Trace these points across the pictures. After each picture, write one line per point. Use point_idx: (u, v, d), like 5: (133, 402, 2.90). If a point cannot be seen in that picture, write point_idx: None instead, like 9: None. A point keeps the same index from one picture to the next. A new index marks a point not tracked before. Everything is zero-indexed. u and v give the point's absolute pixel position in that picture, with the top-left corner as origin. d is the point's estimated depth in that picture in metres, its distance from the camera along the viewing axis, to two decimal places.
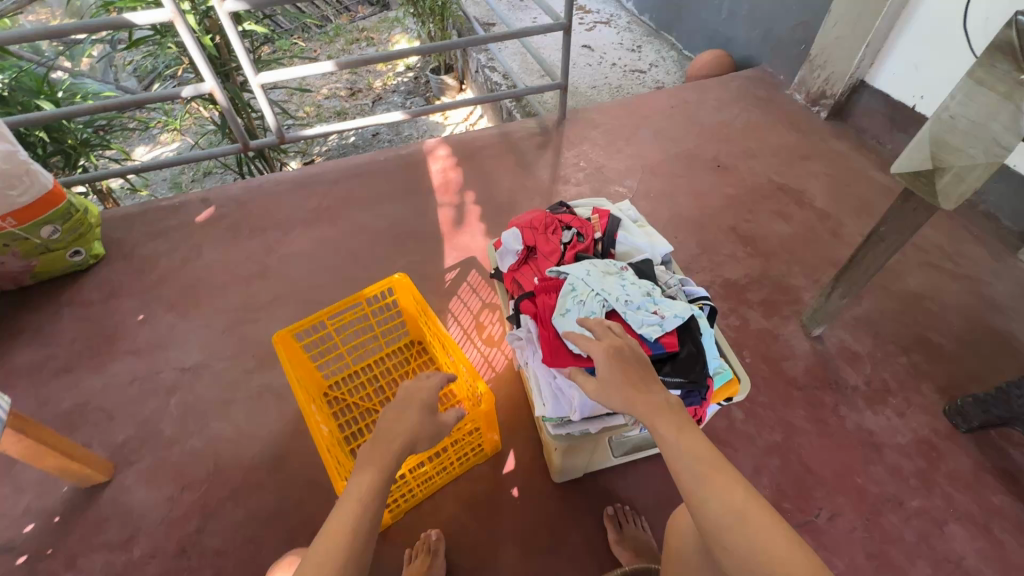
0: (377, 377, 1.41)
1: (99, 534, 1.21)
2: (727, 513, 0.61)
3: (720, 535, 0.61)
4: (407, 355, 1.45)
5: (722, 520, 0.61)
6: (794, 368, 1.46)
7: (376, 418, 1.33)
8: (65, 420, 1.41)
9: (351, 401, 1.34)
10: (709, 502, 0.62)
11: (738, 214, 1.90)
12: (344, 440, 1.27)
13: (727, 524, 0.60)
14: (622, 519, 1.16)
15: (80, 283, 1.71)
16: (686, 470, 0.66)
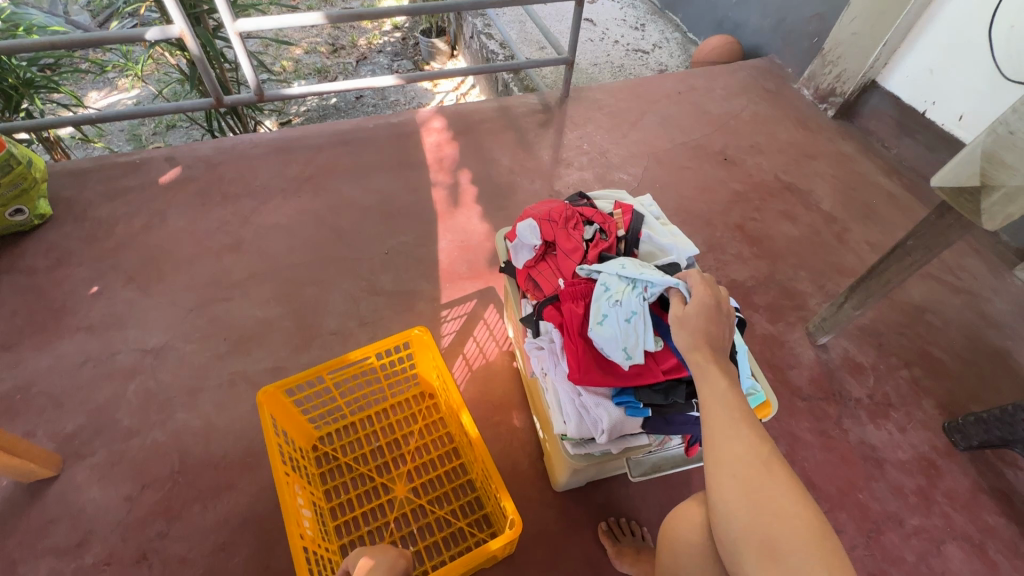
0: (376, 434, 1.21)
1: (44, 537, 1.07)
2: (749, 469, 0.61)
3: (734, 483, 0.61)
4: (415, 410, 1.24)
5: (736, 470, 0.61)
6: (799, 378, 1.42)
7: (370, 488, 1.14)
8: (4, 404, 1.24)
9: (344, 463, 1.15)
10: (733, 451, 0.62)
11: (745, 211, 1.84)
12: (329, 514, 1.08)
13: (743, 476, 0.61)
14: (618, 532, 1.11)
15: (22, 246, 1.51)
16: (725, 422, 0.65)
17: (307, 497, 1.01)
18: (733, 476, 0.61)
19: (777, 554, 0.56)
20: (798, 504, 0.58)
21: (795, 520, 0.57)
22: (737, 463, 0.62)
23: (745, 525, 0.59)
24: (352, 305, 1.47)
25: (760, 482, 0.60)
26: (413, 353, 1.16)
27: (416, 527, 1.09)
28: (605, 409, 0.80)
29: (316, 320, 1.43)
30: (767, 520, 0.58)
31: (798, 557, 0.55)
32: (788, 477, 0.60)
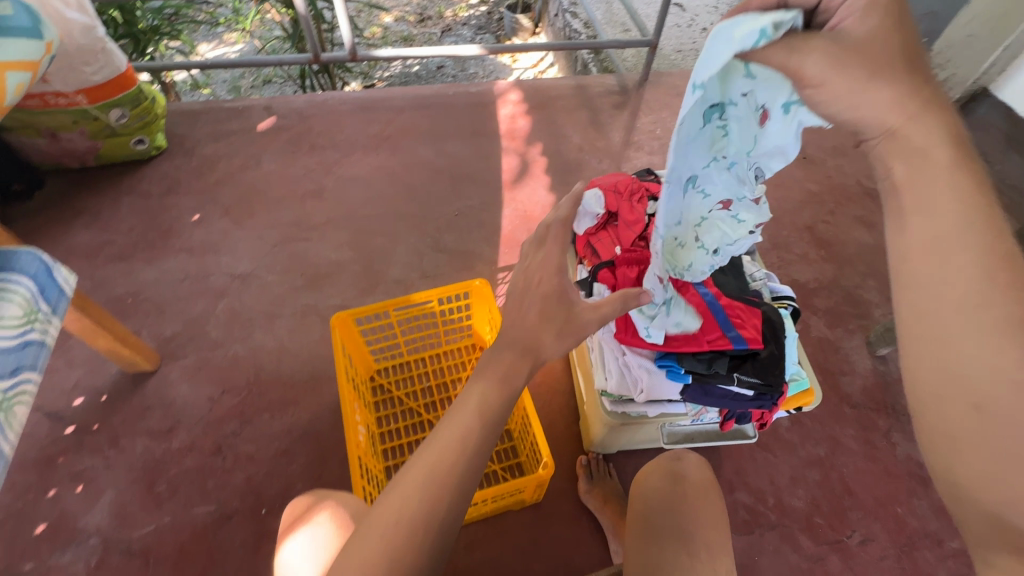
0: (428, 375, 1.32)
1: (141, 420, 1.24)
2: (1012, 306, 0.46)
3: (976, 329, 0.47)
4: (465, 359, 1.33)
5: (981, 313, 0.47)
6: (851, 386, 1.38)
7: (417, 422, 1.25)
8: (118, 306, 1.43)
9: (396, 395, 1.27)
10: (977, 290, 0.47)
11: (818, 212, 1.77)
12: (378, 438, 1.20)
13: (993, 325, 0.46)
14: (594, 469, 1.17)
15: (141, 173, 1.71)
16: (965, 248, 0.49)
17: (362, 416, 1.14)
18: (971, 322, 0.47)
19: (983, 417, 0.47)
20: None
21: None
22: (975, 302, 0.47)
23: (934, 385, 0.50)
24: (416, 258, 1.57)
25: (1008, 331, 0.46)
26: (470, 304, 1.25)
27: None
28: (647, 371, 0.85)
29: (382, 268, 1.54)
30: (972, 385, 0.47)
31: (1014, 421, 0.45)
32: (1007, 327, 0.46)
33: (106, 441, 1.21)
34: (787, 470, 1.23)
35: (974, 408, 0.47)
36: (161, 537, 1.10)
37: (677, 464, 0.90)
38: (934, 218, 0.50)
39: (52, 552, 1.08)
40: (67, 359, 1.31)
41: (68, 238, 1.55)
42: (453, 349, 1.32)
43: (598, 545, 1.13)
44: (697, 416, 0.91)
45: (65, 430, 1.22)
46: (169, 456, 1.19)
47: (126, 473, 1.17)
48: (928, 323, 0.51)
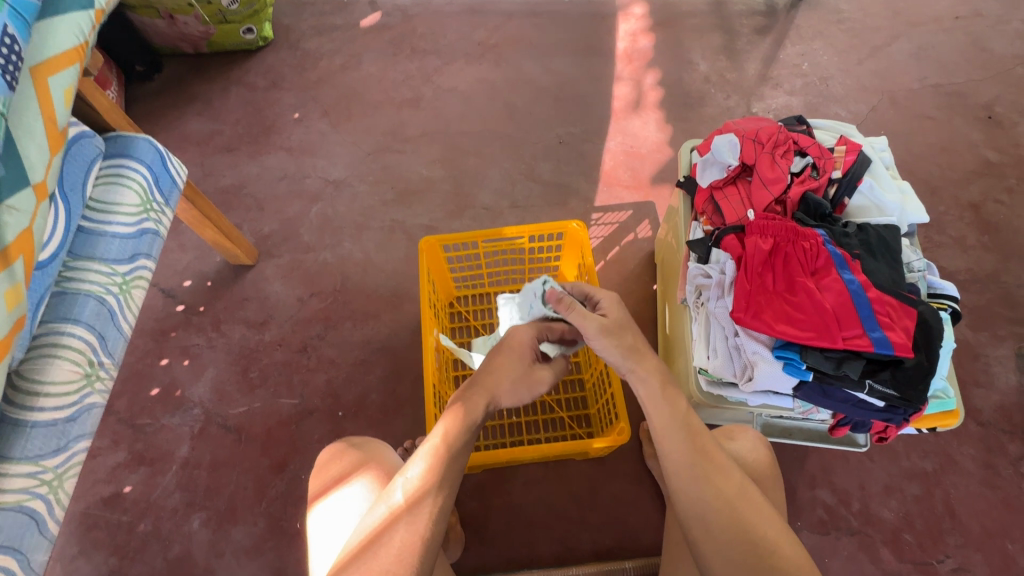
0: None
1: (239, 310, 1.33)
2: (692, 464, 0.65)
3: (713, 535, 0.62)
4: None
5: (711, 518, 0.62)
6: (984, 400, 1.19)
7: None
8: (223, 196, 1.49)
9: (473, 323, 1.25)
10: (705, 494, 0.63)
11: (991, 188, 1.46)
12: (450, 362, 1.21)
13: (725, 524, 0.61)
14: None
15: (248, 63, 1.70)
16: (683, 467, 0.65)
17: (440, 343, 1.14)
18: (709, 528, 0.62)
19: (715, 537, 0.61)
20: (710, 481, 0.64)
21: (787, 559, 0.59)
22: (709, 503, 0.63)
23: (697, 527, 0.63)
24: (508, 185, 1.48)
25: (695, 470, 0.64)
26: (562, 244, 1.18)
27: (522, 402, 1.17)
28: (761, 359, 0.73)
29: (471, 191, 1.48)
30: (705, 510, 0.63)
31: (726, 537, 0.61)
32: (693, 471, 0.64)
33: (210, 324, 1.31)
34: (882, 477, 1.12)
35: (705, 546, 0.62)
36: (253, 419, 1.21)
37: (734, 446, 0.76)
38: (664, 441, 0.67)
39: (164, 414, 1.22)
40: (179, 242, 1.40)
41: (182, 124, 1.60)
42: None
43: (658, 511, 1.10)
44: (805, 414, 0.80)
45: (177, 308, 1.33)
46: (261, 346, 1.28)
47: (226, 355, 1.27)
48: (673, 485, 0.66)
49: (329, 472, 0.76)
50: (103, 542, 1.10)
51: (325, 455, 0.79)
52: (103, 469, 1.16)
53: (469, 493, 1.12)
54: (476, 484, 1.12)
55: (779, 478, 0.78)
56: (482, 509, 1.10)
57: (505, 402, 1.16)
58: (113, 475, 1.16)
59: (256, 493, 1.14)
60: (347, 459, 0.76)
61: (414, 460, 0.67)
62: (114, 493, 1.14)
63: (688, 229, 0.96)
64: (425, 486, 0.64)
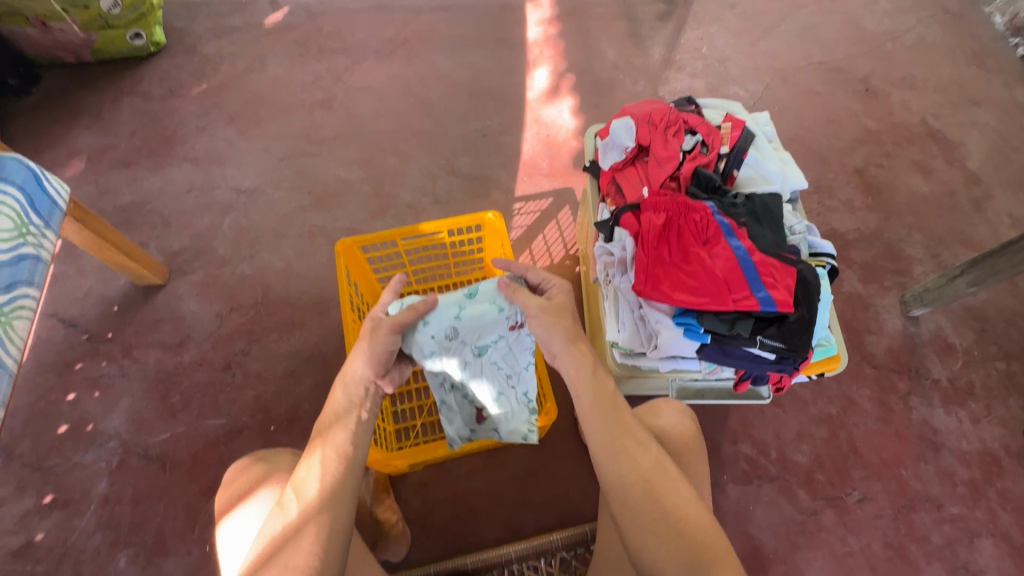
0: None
1: (153, 332, 1.25)
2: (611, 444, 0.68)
3: (631, 508, 0.64)
4: None
5: (629, 490, 0.65)
6: (875, 345, 1.32)
7: None
8: (124, 214, 1.40)
9: None
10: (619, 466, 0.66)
11: (871, 154, 1.60)
12: None
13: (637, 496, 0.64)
14: None
15: (140, 71, 1.60)
16: (603, 442, 0.69)
17: None
18: (627, 500, 0.65)
19: (633, 509, 0.64)
20: (627, 458, 0.67)
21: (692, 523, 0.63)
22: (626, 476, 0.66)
23: (618, 503, 0.65)
24: (429, 181, 1.48)
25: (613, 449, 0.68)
26: (484, 236, 1.20)
27: None
28: (663, 327, 0.78)
29: (392, 190, 1.46)
30: (626, 483, 0.65)
31: (642, 509, 0.63)
32: (613, 450, 0.68)
33: (121, 350, 1.23)
34: (793, 425, 1.22)
35: (625, 518, 0.64)
36: (177, 444, 1.15)
37: (658, 418, 0.79)
38: (590, 421, 0.71)
39: (75, 451, 1.13)
40: (77, 267, 1.30)
41: (71, 139, 1.49)
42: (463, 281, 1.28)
43: (596, 483, 1.14)
44: (711, 373, 0.86)
45: (81, 337, 1.24)
46: (180, 369, 1.22)
47: (141, 382, 1.20)
48: (600, 463, 0.68)
49: (234, 487, 0.74)
50: None
51: (232, 472, 0.76)
52: (9, 519, 1.07)
53: (412, 490, 1.12)
54: (418, 480, 1.13)
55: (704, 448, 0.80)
56: (427, 504, 1.11)
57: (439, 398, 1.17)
58: (22, 524, 1.07)
59: (187, 521, 1.09)
60: (255, 472, 0.74)
61: (309, 470, 0.65)
62: (25, 543, 1.06)
63: (596, 211, 1.00)
64: (321, 497, 0.63)
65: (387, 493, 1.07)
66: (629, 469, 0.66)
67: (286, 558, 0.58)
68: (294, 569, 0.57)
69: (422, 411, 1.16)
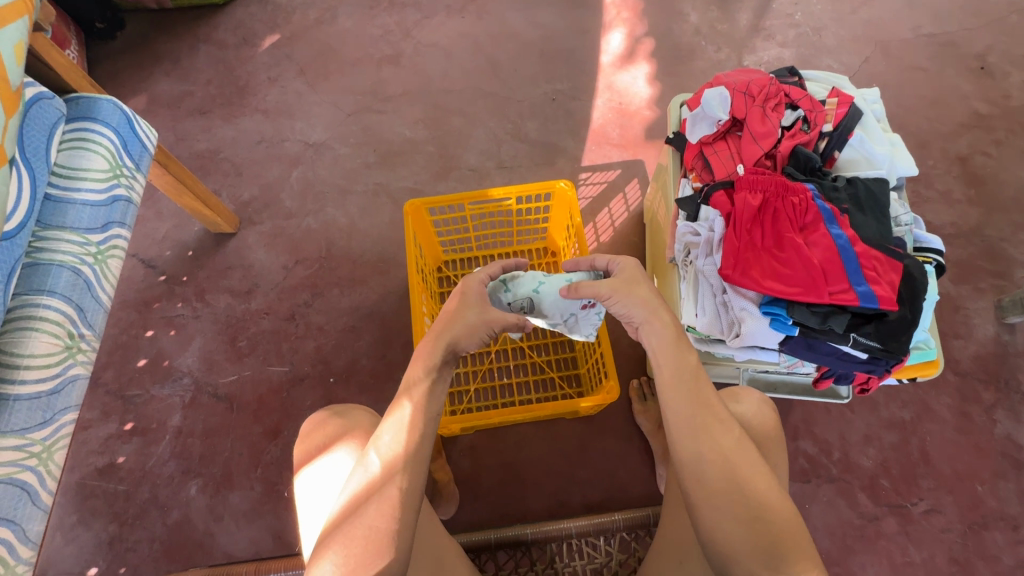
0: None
1: (223, 278, 1.30)
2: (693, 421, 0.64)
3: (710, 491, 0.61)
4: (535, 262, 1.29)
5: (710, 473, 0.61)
6: (961, 351, 1.22)
7: None
8: (199, 162, 1.44)
9: None
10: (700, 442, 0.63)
11: (978, 141, 1.45)
12: None
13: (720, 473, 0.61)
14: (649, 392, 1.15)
15: (216, 18, 1.61)
16: (684, 418, 0.65)
17: (429, 309, 1.15)
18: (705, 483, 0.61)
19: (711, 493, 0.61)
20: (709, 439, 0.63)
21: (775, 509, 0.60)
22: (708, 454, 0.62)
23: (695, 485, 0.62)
24: (493, 145, 1.45)
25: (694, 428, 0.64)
26: (551, 206, 1.17)
27: (513, 363, 1.18)
28: (747, 315, 0.74)
29: (456, 152, 1.44)
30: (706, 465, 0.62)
31: (722, 494, 0.60)
32: (694, 428, 0.64)
33: (194, 293, 1.29)
34: (861, 427, 1.16)
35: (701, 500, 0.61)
36: (244, 386, 1.20)
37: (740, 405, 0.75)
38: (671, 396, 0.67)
39: (153, 384, 1.21)
40: (156, 210, 1.36)
41: (151, 85, 1.53)
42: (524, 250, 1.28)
43: (646, 464, 1.13)
44: (790, 367, 0.82)
45: (159, 278, 1.30)
46: (248, 315, 1.27)
47: (212, 324, 1.26)
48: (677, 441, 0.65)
49: (315, 440, 0.76)
50: (101, 510, 1.11)
51: (307, 426, 0.79)
52: (95, 440, 1.16)
53: (462, 452, 1.14)
54: (469, 444, 1.14)
55: (784, 441, 0.76)
56: (476, 468, 1.13)
57: (494, 365, 1.17)
58: (106, 445, 1.16)
59: (251, 459, 1.15)
60: (330, 429, 0.75)
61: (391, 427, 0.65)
62: (109, 464, 1.15)
63: (676, 187, 0.95)
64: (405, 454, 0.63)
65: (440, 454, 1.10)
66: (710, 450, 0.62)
67: (371, 515, 0.59)
68: (377, 527, 0.58)
69: (477, 376, 1.18)
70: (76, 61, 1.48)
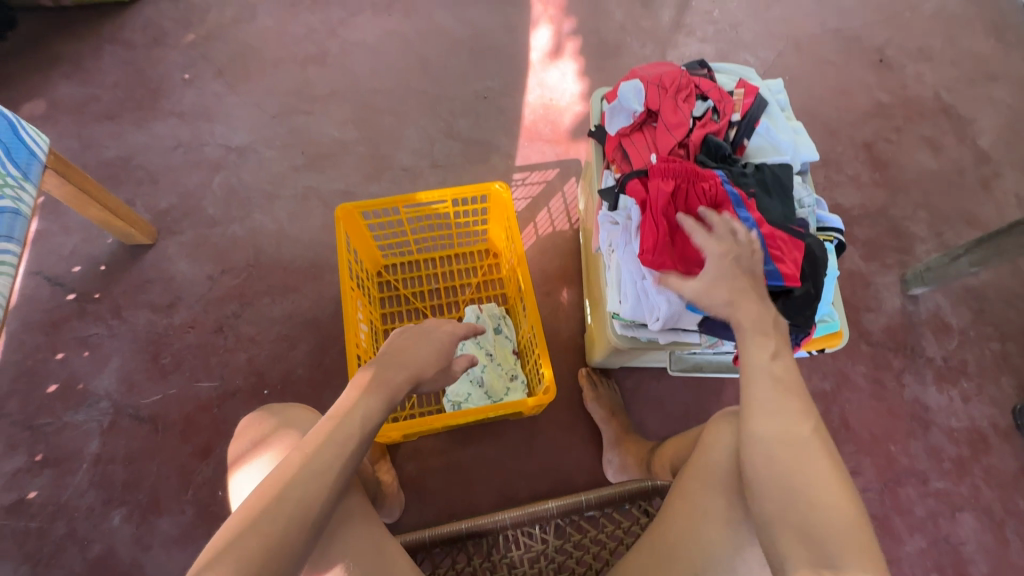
0: (437, 276, 1.29)
1: (142, 294, 1.22)
2: (774, 423, 0.59)
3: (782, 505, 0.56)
4: (476, 264, 1.30)
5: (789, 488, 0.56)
6: (873, 323, 1.32)
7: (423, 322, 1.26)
8: (109, 170, 1.35)
9: (403, 293, 1.26)
10: (764, 432, 0.59)
11: (881, 128, 1.56)
12: (382, 334, 1.22)
13: (784, 481, 0.56)
14: (597, 379, 1.17)
15: (122, 18, 1.51)
16: (776, 428, 0.59)
17: (366, 315, 1.13)
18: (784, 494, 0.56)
19: (800, 519, 0.55)
20: (794, 450, 0.58)
21: (844, 516, 0.54)
22: (774, 453, 0.58)
23: (773, 486, 0.57)
24: (426, 144, 1.43)
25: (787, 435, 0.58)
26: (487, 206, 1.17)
27: None
28: (666, 300, 0.76)
29: (389, 152, 1.42)
30: (795, 480, 0.56)
31: (805, 516, 0.55)
32: (782, 432, 0.59)
33: (109, 310, 1.20)
34: None
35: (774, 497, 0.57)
36: (169, 406, 1.14)
37: None
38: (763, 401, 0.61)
39: (66, 411, 1.12)
40: (62, 224, 1.26)
41: (50, 89, 1.42)
42: (465, 253, 1.29)
43: (591, 452, 1.15)
44: (713, 347, 0.86)
45: (67, 297, 1.21)
46: (171, 331, 1.20)
47: (131, 343, 1.18)
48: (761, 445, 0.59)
49: (247, 437, 0.76)
50: (11, 551, 1.02)
51: (248, 419, 0.79)
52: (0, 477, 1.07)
53: (406, 457, 1.12)
54: (413, 449, 1.13)
55: None
56: (420, 471, 1.11)
57: None
58: (14, 481, 1.07)
59: (180, 482, 1.09)
60: (266, 426, 0.76)
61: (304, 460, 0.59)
62: (18, 500, 1.06)
63: (599, 177, 0.97)
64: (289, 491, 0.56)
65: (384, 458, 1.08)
66: (793, 458, 0.57)
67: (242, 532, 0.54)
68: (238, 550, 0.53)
69: None
70: None
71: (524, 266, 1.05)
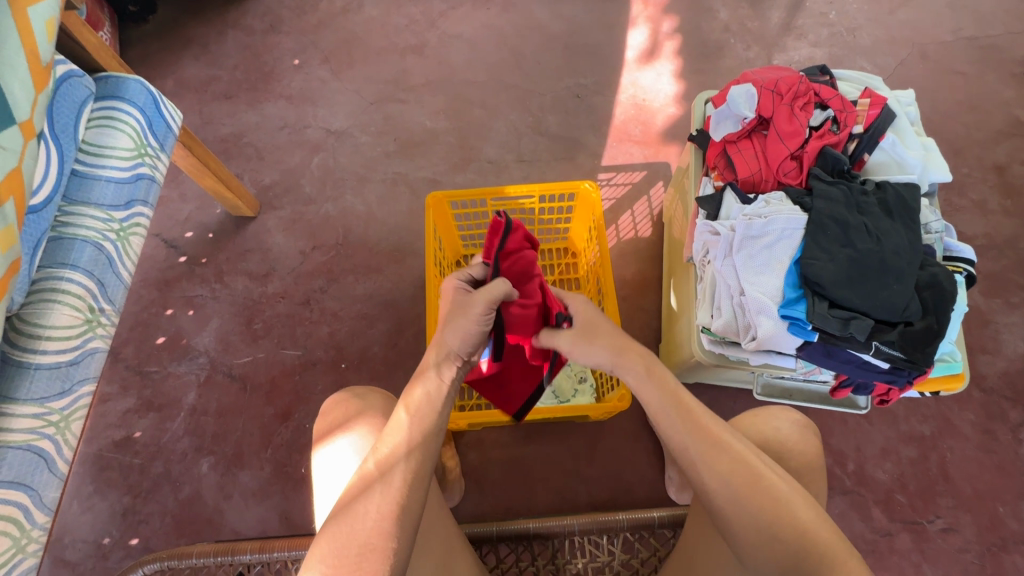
0: None
1: (242, 262, 1.32)
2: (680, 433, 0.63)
3: (730, 507, 0.57)
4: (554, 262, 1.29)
5: (728, 491, 0.58)
6: (988, 367, 1.18)
7: None
8: (222, 145, 1.46)
9: None
10: (678, 445, 0.62)
11: (1017, 150, 1.39)
12: None
13: (720, 487, 0.58)
14: None
15: (244, 5, 1.62)
16: (683, 438, 0.62)
17: None
18: (732, 502, 0.58)
19: (749, 518, 0.56)
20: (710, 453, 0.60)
21: (778, 497, 0.56)
22: (699, 459, 0.60)
23: (714, 495, 0.59)
24: (513, 138, 1.43)
25: (693, 441, 0.61)
26: (573, 205, 1.15)
27: None
28: (764, 319, 0.73)
29: (476, 144, 1.43)
30: (727, 480, 0.58)
31: (745, 514, 0.56)
32: (687, 440, 0.62)
33: (213, 275, 1.31)
34: (877, 440, 1.13)
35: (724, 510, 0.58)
36: (257, 368, 1.22)
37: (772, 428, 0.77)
38: (666, 417, 0.64)
39: (170, 361, 1.23)
40: (180, 192, 1.38)
41: (179, 69, 1.55)
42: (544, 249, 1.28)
43: (655, 466, 1.12)
44: (807, 375, 0.81)
45: (179, 259, 1.32)
46: (264, 299, 1.28)
47: (230, 306, 1.28)
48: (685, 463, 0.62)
49: (332, 418, 0.82)
50: (116, 482, 1.14)
51: (329, 405, 0.85)
52: (114, 414, 1.19)
53: (467, 446, 1.14)
54: (474, 440, 1.14)
55: (823, 468, 0.76)
56: (480, 462, 1.13)
57: None
58: (124, 419, 1.19)
59: (262, 440, 1.17)
60: (350, 408, 0.82)
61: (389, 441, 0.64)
62: (126, 437, 1.18)
63: (696, 184, 0.93)
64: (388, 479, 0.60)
65: (447, 443, 1.10)
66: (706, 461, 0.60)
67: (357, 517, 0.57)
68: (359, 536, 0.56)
69: None
70: (108, 45, 1.51)
71: (609, 265, 1.01)
